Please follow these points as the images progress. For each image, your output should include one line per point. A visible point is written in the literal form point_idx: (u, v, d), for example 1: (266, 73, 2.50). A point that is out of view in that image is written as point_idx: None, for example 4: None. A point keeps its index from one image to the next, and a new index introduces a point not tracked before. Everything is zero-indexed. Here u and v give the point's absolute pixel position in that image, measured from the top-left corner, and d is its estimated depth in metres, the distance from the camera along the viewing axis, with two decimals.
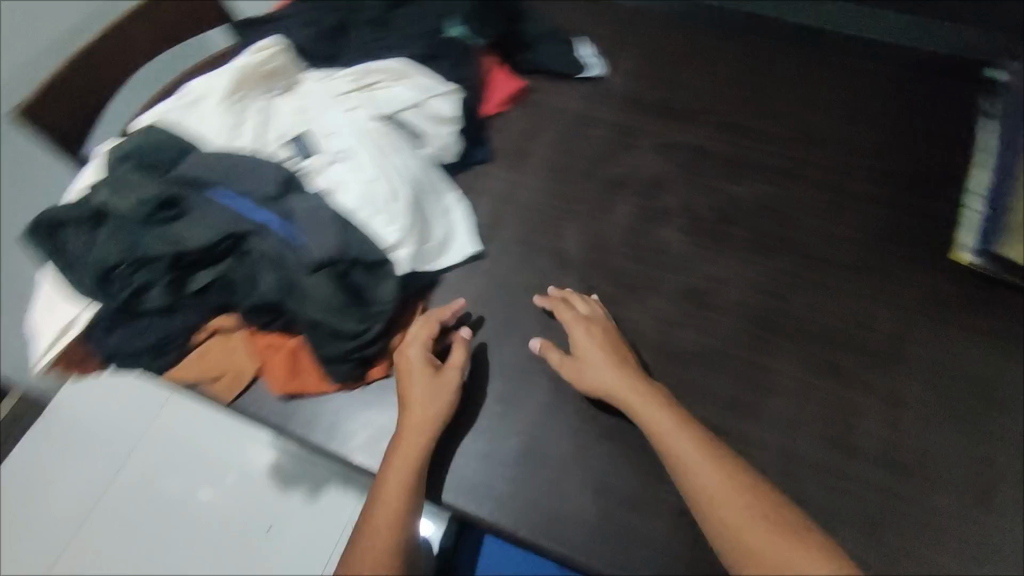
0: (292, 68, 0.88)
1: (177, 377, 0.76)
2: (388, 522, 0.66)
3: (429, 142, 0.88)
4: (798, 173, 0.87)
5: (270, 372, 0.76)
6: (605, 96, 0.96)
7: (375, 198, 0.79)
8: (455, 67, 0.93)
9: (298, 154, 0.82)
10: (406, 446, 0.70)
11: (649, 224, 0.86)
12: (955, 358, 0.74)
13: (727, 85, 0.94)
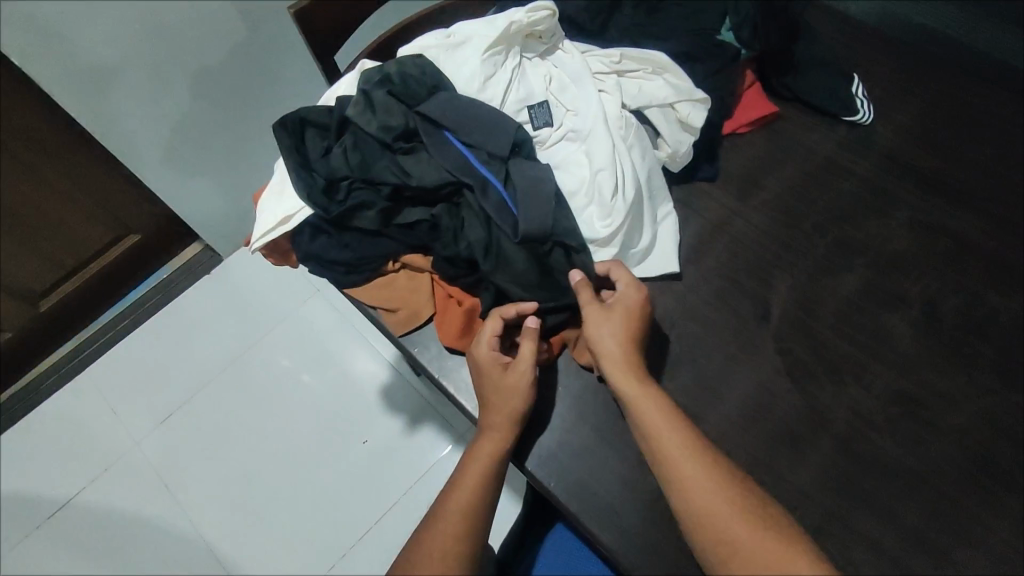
0: (556, 34, 0.80)
1: (362, 296, 0.78)
2: (449, 533, 0.64)
3: (663, 147, 0.79)
4: None
5: (444, 323, 0.76)
6: (864, 149, 0.85)
7: (598, 189, 0.74)
8: (715, 68, 0.83)
9: (534, 122, 0.77)
10: (480, 454, 0.67)
11: (876, 303, 0.75)
12: None
13: (1016, 175, 0.82)
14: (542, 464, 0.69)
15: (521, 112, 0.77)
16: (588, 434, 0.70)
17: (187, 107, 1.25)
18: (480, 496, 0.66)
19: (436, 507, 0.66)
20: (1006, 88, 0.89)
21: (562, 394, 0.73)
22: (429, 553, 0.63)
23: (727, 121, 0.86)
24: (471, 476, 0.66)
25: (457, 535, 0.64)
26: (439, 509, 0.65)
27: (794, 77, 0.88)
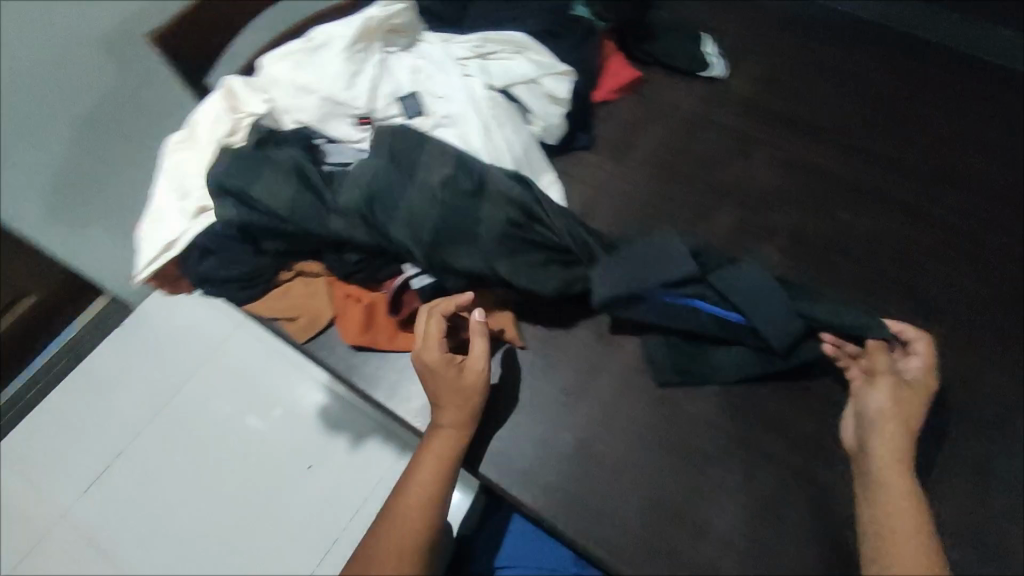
0: (415, 27, 0.83)
1: (260, 310, 0.77)
2: (400, 535, 0.66)
3: (535, 120, 0.82)
4: (923, 213, 0.81)
5: (345, 323, 0.76)
6: (725, 101, 0.91)
7: None
8: (575, 42, 0.87)
9: (405, 114, 0.78)
10: (432, 459, 0.67)
11: (751, 239, 0.80)
12: None
13: (858, 105, 0.90)
14: None
15: (391, 106, 0.78)
16: (501, 403, 0.72)
17: (64, 155, 1.19)
18: (431, 500, 0.67)
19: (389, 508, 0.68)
20: (840, 29, 0.97)
21: None
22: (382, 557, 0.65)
23: (595, 91, 0.90)
24: (422, 480, 0.67)
25: (410, 539, 0.66)
26: (391, 512, 0.67)
27: (653, 43, 0.93)
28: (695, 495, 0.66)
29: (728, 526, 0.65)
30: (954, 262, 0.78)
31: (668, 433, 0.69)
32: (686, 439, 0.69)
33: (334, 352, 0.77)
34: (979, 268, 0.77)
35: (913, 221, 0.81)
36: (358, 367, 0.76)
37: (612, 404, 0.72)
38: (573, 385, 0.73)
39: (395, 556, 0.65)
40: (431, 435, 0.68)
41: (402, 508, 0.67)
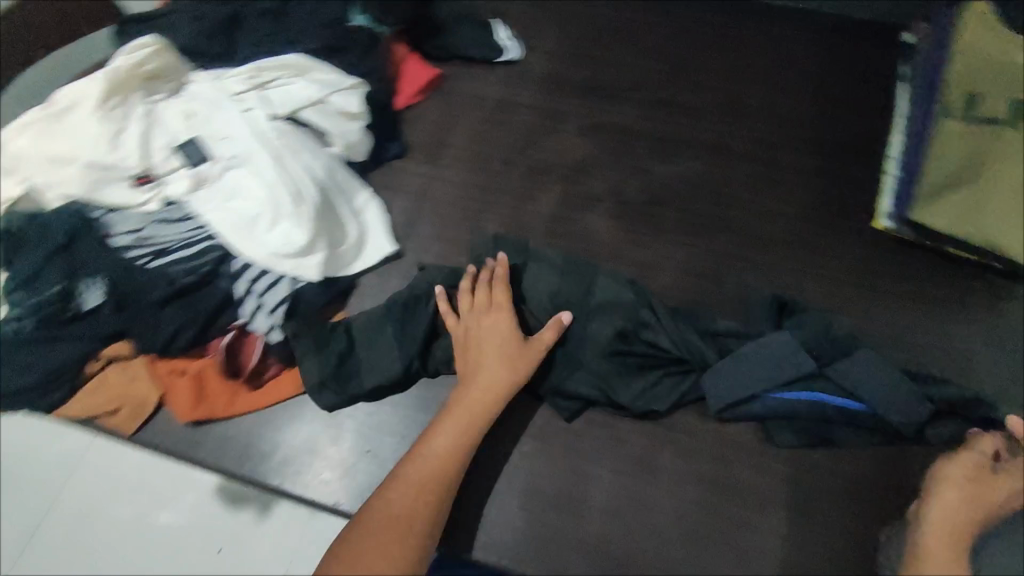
0: (178, 68, 0.77)
1: (72, 411, 0.71)
2: (392, 513, 0.59)
3: (334, 140, 0.79)
4: (726, 147, 0.84)
5: (173, 400, 0.71)
6: (528, 80, 0.91)
7: (278, 201, 0.71)
8: (361, 54, 0.85)
9: (187, 162, 0.73)
10: (442, 448, 0.63)
11: (575, 210, 0.82)
12: (879, 324, 0.72)
13: (651, 57, 0.92)
14: (320, 488, 0.69)
15: (170, 157, 0.73)
16: (358, 439, 0.70)
17: None
18: (437, 496, 0.61)
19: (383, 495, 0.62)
20: None
21: (320, 412, 0.72)
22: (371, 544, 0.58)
23: (396, 98, 0.88)
24: (429, 465, 0.62)
25: (407, 531, 0.59)
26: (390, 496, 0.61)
27: (444, 38, 0.92)
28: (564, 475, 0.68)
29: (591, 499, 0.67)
30: (762, 188, 0.81)
31: (531, 421, 0.71)
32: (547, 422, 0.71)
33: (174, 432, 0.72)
34: (786, 190, 0.80)
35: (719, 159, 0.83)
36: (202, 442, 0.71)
37: None
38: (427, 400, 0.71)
39: (397, 548, 0.57)
40: (439, 423, 0.65)
41: (400, 493, 0.61)
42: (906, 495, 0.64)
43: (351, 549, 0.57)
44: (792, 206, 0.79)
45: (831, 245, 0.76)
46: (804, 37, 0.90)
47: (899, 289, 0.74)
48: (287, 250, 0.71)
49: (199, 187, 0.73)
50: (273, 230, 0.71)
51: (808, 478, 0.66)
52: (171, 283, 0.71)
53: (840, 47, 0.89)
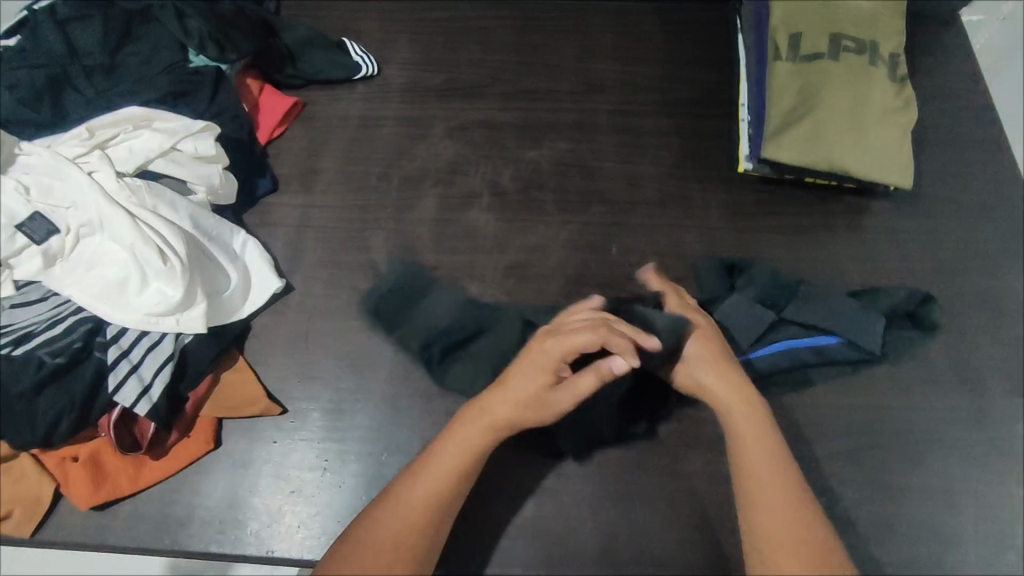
0: (109, 117, 0.67)
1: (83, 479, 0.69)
2: (425, 508, 0.52)
3: (195, 188, 0.70)
4: (735, 181, 0.76)
5: (69, 490, 0.60)
6: (669, 88, 0.82)
7: (146, 261, 0.61)
8: (196, 74, 0.75)
9: (40, 241, 0.60)
10: (760, 467, 0.53)
11: (552, 241, 0.74)
12: (886, 276, 0.71)
13: (531, 80, 0.83)
14: (276, 546, 0.60)
15: (19, 240, 0.60)
16: (326, 485, 0.63)
17: None
18: (491, 448, 0.55)
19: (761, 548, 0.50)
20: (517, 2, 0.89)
21: (273, 456, 0.64)
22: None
23: (258, 132, 0.80)
24: (778, 498, 0.51)
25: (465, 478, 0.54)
26: (442, 454, 0.54)
27: (579, 39, 0.85)
28: (590, 532, 0.60)
29: (690, 536, 0.60)
30: (908, 224, 0.73)
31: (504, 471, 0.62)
32: (512, 477, 0.62)
33: (241, 432, 0.65)
34: (937, 231, 0.73)
35: (870, 189, 0.75)
36: (264, 446, 0.64)
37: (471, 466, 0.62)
38: (374, 446, 0.64)
39: (436, 499, 0.52)
40: (737, 434, 0.55)
41: (775, 526, 0.50)
42: (847, 436, 0.63)
43: (404, 510, 0.51)
44: (940, 251, 0.72)
45: (977, 294, 0.69)
46: (696, 16, 0.86)
47: (862, 218, 0.74)
48: (165, 308, 0.61)
49: (63, 252, 0.61)
50: (152, 286, 0.62)
51: (927, 524, 0.60)
52: (41, 366, 0.59)
53: (715, 12, 0.87)
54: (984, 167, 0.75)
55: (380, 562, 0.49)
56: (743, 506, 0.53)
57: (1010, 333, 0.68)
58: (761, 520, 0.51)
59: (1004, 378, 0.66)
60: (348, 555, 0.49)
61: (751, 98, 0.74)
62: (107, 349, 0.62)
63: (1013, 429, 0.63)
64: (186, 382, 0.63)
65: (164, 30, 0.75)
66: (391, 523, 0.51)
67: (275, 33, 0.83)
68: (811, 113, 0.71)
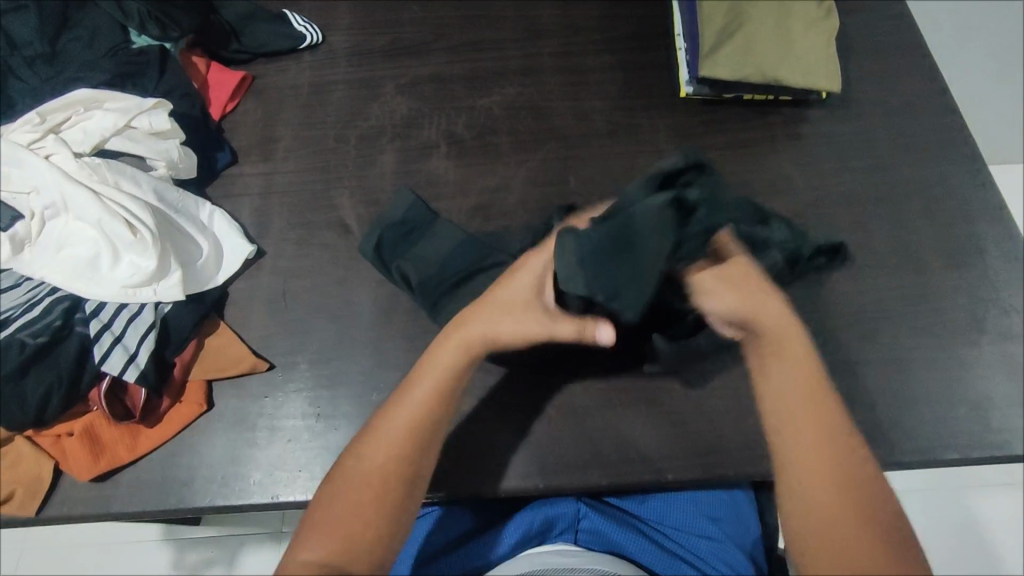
0: (58, 100, 0.68)
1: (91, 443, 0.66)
2: (383, 465, 0.53)
3: (154, 163, 0.71)
4: (678, 104, 0.80)
5: (69, 465, 0.61)
6: (606, 25, 0.85)
7: (115, 234, 0.62)
8: (141, 54, 0.75)
9: None
10: (796, 428, 0.53)
11: (511, 179, 0.77)
12: (826, 177, 0.75)
13: (473, 31, 0.85)
14: (280, 490, 0.63)
15: None
16: (322, 429, 0.65)
17: None
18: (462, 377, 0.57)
19: (796, 497, 0.50)
20: None
21: (267, 408, 0.66)
22: (827, 539, 0.48)
23: (212, 108, 0.81)
24: (812, 453, 0.51)
25: (436, 401, 0.55)
26: (396, 411, 0.55)
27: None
28: (578, 437, 0.64)
29: (670, 430, 0.64)
30: (842, 128, 0.78)
31: (491, 391, 0.65)
32: (500, 398, 0.65)
33: (234, 390, 0.66)
34: (868, 132, 0.77)
35: (804, 99, 0.79)
36: (257, 402, 0.66)
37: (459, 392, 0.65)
38: (364, 388, 0.67)
39: (407, 424, 0.54)
40: (772, 397, 0.55)
41: (815, 466, 0.51)
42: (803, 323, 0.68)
43: (383, 435, 0.54)
44: (873, 150, 0.76)
45: (910, 184, 0.75)
46: None
47: (799, 125, 0.78)
48: (141, 278, 0.63)
49: (28, 235, 0.62)
50: (125, 259, 0.63)
51: (884, 391, 0.65)
52: (23, 348, 0.60)
53: None
54: (905, 69, 0.80)
55: (363, 487, 0.52)
56: (783, 452, 0.52)
57: (943, 216, 0.73)
58: (793, 481, 0.51)
59: (941, 255, 0.71)
60: (331, 490, 0.52)
61: (684, 25, 0.78)
62: (88, 324, 0.63)
63: (954, 299, 0.69)
64: (172, 347, 0.64)
65: (103, 14, 0.75)
66: (370, 452, 0.53)
67: (215, 10, 0.84)
68: (741, 30, 0.75)
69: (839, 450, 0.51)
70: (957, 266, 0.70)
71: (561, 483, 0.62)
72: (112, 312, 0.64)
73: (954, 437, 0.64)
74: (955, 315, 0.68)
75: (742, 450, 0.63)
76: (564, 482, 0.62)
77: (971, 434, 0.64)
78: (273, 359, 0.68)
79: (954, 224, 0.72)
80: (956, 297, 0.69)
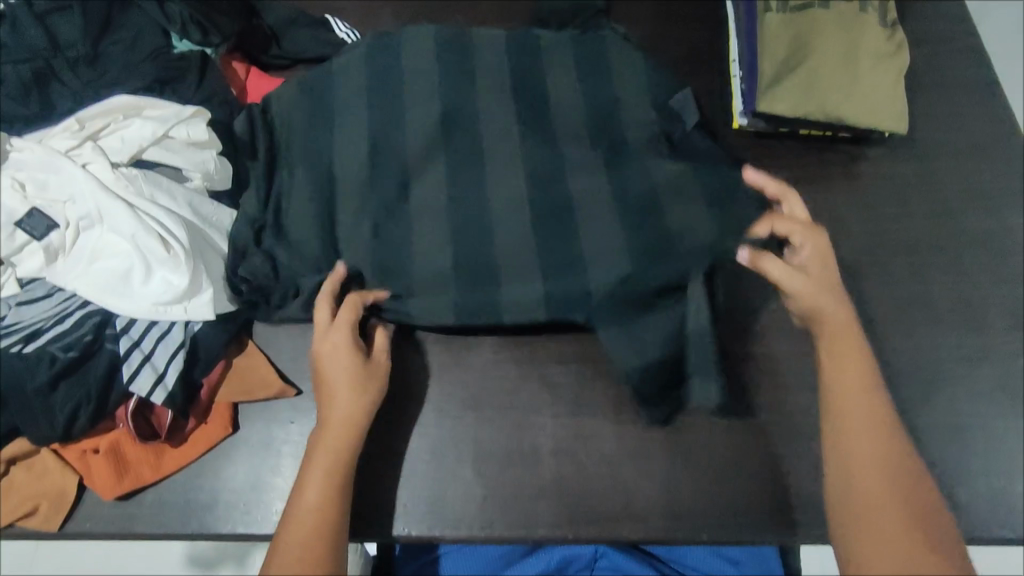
0: (99, 106, 0.66)
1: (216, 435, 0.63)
2: (320, 489, 0.56)
3: (191, 175, 0.69)
4: (729, 134, 0.76)
5: (94, 482, 0.61)
6: (660, 46, 0.81)
7: (149, 250, 0.61)
8: (184, 60, 0.74)
9: (37, 235, 0.60)
10: (863, 444, 0.54)
11: None
12: (885, 219, 0.71)
13: None
14: None
15: (14, 235, 0.59)
16: None
17: None
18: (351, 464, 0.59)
19: (851, 516, 0.52)
20: None
21: (293, 434, 0.65)
22: (871, 536, 0.51)
23: None
24: (871, 463, 0.54)
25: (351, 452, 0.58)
26: (321, 440, 0.58)
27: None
28: (610, 486, 0.62)
29: (707, 486, 0.61)
30: (905, 168, 0.73)
31: (522, 431, 0.64)
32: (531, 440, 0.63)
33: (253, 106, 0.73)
34: (934, 175, 0.73)
35: (865, 137, 0.74)
36: (282, 428, 0.65)
37: (490, 432, 0.64)
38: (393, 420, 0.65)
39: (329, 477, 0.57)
40: (840, 401, 0.57)
41: (877, 508, 0.52)
42: None
43: (313, 485, 0.56)
44: (938, 194, 0.72)
45: (976, 233, 0.70)
46: None
47: (858, 163, 0.74)
48: (173, 295, 0.61)
49: (62, 245, 0.61)
50: (159, 274, 0.62)
51: (935, 456, 0.62)
52: (55, 363, 0.59)
53: None
54: (975, 107, 0.76)
55: (309, 534, 0.54)
56: (839, 482, 0.54)
57: (1008, 270, 0.68)
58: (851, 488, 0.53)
59: (1005, 313, 0.67)
60: (289, 525, 0.54)
61: (744, 52, 0.74)
62: (119, 340, 0.61)
63: (1014, 361, 0.65)
64: (200, 368, 0.63)
65: (147, 16, 0.74)
66: (308, 482, 0.56)
67: (257, 13, 0.82)
68: (805, 62, 0.71)
69: (897, 476, 0.53)
70: (1019, 325, 0.66)
71: (589, 534, 0.61)
72: (143, 329, 0.63)
73: (1010, 513, 0.60)
74: (1013, 379, 0.64)
75: (782, 510, 0.61)
76: (596, 534, 0.61)
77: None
78: (302, 383, 0.67)
79: (1020, 279, 0.68)
80: (1017, 359, 0.65)
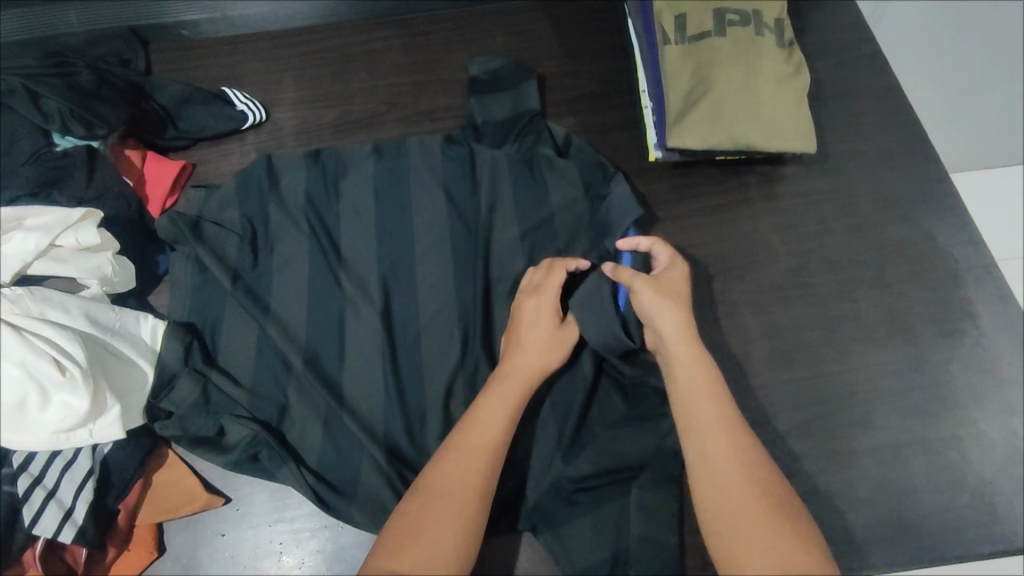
0: None
1: (138, 561, 0.60)
2: (421, 529, 0.49)
3: (88, 281, 0.65)
4: (645, 170, 0.75)
5: None
6: (568, 84, 0.81)
7: (42, 378, 0.53)
8: (66, 157, 0.69)
9: None
10: (706, 437, 0.52)
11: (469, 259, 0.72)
12: (806, 238, 0.71)
13: (426, 102, 0.82)
14: None
15: None
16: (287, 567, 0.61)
17: None
18: (478, 501, 0.51)
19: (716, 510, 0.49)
20: (396, 19, 0.86)
21: (224, 548, 0.62)
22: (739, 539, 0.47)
23: (149, 207, 0.76)
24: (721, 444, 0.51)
25: (520, 403, 0.57)
26: (435, 468, 0.52)
27: (469, 51, 0.84)
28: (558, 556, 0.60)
29: (659, 546, 0.60)
30: (820, 185, 0.73)
31: None
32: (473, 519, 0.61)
33: (163, 230, 0.69)
34: (849, 188, 0.73)
35: (779, 157, 0.74)
36: (212, 542, 0.62)
37: None
38: (329, 516, 0.62)
39: (497, 433, 0.54)
40: (692, 406, 0.54)
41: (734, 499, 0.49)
42: (791, 408, 0.64)
43: (472, 452, 0.53)
44: (855, 208, 0.72)
45: (894, 244, 0.70)
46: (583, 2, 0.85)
47: (774, 182, 0.74)
48: (75, 424, 0.55)
49: None
50: (54, 403, 0.54)
51: (880, 479, 0.61)
52: None
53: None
54: (880, 116, 0.76)
55: None
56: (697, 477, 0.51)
57: (929, 277, 0.69)
58: (708, 471, 0.50)
59: (933, 322, 0.67)
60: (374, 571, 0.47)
61: (648, 84, 0.73)
62: (16, 480, 0.56)
63: (946, 370, 0.65)
64: (114, 493, 0.59)
65: (20, 113, 0.68)
66: (413, 521, 0.49)
67: (147, 94, 0.77)
68: (707, 93, 0.70)
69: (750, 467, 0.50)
70: (945, 332, 0.67)
71: None
72: (43, 461, 0.57)
73: (960, 530, 0.60)
74: (946, 388, 0.65)
75: None
76: None
77: (971, 522, 0.60)
78: (230, 490, 0.64)
79: (942, 285, 0.69)
80: (948, 367, 0.65)
